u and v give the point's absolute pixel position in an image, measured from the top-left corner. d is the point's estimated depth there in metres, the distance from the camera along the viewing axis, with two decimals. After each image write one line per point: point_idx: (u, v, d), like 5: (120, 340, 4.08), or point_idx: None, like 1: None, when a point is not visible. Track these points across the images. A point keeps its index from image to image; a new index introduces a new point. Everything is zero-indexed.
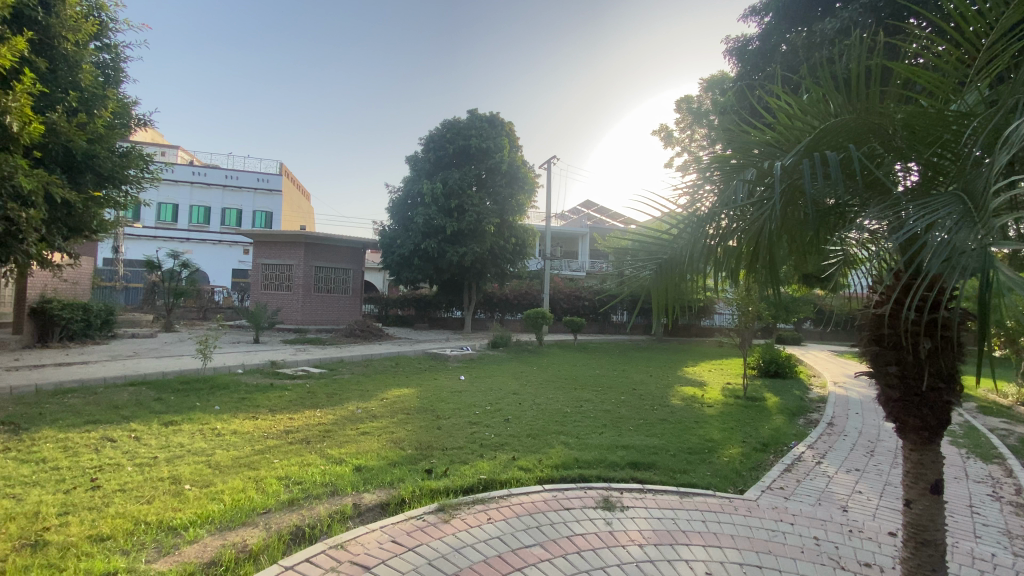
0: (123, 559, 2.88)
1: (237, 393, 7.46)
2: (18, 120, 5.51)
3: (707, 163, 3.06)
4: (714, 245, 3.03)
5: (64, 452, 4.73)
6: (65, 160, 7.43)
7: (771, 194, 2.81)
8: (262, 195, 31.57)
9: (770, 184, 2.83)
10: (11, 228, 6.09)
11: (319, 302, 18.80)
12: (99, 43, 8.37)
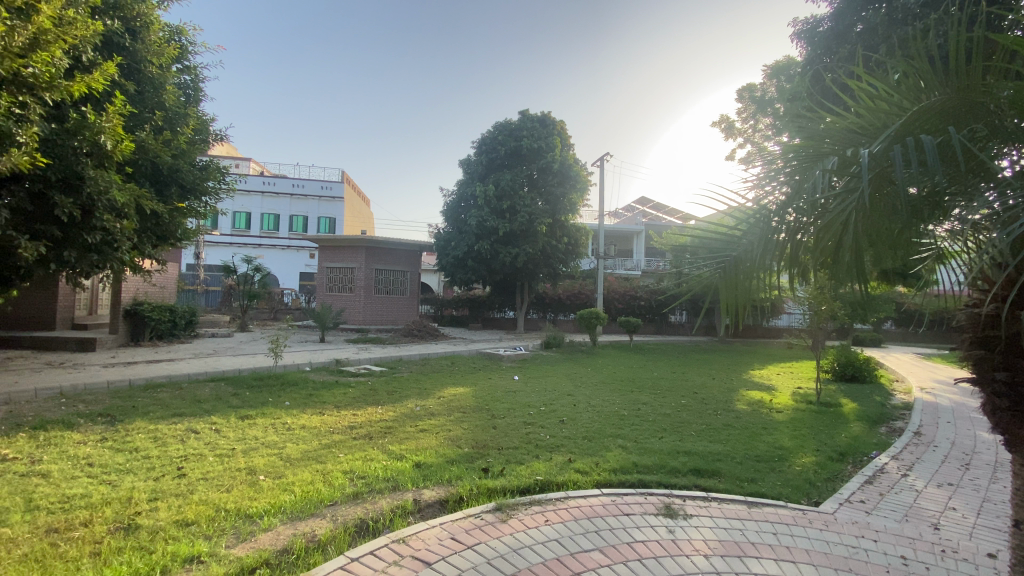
0: (206, 544, 3.09)
1: (305, 389, 7.87)
2: (112, 139, 6.07)
3: (781, 152, 2.86)
4: (785, 241, 2.90)
5: (154, 442, 5.17)
6: (153, 175, 8.13)
7: (857, 183, 2.61)
8: (327, 202, 33.23)
9: (855, 173, 2.62)
10: (107, 238, 6.77)
11: (379, 303, 19.50)
12: (181, 65, 9.10)
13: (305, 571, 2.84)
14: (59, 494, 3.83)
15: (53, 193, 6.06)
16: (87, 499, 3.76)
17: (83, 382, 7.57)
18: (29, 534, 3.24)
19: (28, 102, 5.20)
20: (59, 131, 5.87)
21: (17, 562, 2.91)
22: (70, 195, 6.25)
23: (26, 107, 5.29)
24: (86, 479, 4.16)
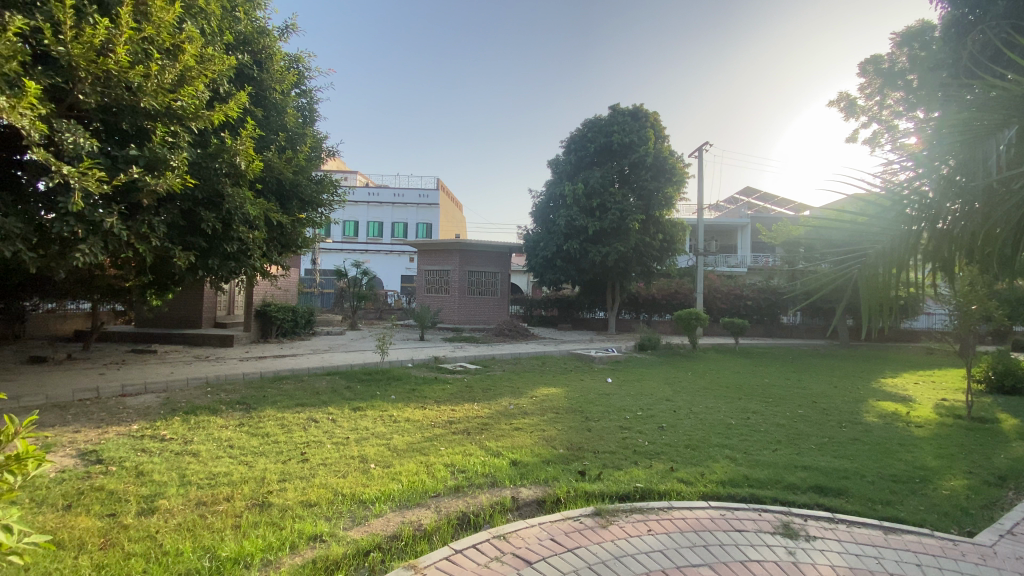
0: (326, 524, 3.38)
1: (408, 384, 8.34)
2: (246, 160, 6.93)
3: (938, 130, 2.62)
4: (921, 232, 2.72)
5: (281, 428, 5.78)
6: (279, 191, 9.11)
7: None
8: (424, 208, 35.10)
9: None
10: (242, 247, 7.76)
11: (472, 303, 20.16)
12: (299, 90, 10.11)
13: (413, 559, 2.99)
14: (207, 471, 4.42)
15: (200, 209, 6.99)
16: (229, 477, 4.29)
17: (225, 374, 8.69)
18: (184, 505, 3.77)
19: (177, 131, 6.15)
20: (203, 156, 6.78)
21: (175, 529, 3.39)
22: (212, 211, 7.18)
23: (174, 134, 6.26)
24: (228, 459, 4.75)
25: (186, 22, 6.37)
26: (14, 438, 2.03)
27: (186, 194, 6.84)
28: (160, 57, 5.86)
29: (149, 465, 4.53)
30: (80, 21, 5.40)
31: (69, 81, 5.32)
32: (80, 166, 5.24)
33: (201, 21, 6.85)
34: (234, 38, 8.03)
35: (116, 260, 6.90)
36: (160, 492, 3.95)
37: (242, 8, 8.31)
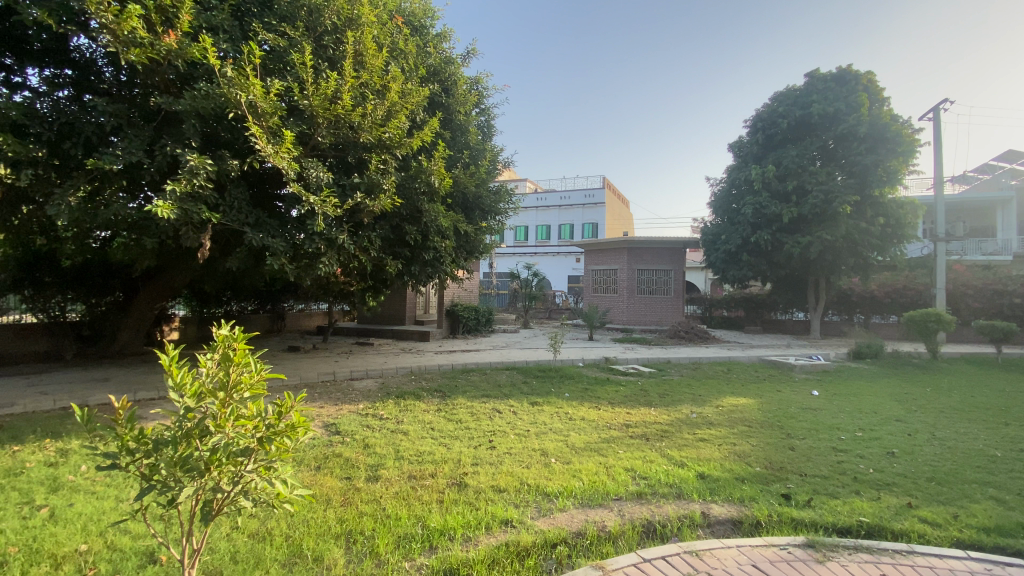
0: (515, 511, 3.60)
1: (582, 383, 8.43)
2: (439, 177, 7.77)
3: None
4: None
5: (471, 416, 6.36)
6: (464, 203, 10.07)
7: None
8: (591, 209, 35.25)
9: None
10: (436, 254, 8.78)
11: (643, 303, 19.53)
12: (479, 109, 11.04)
13: (599, 558, 2.99)
14: (414, 449, 5.10)
15: (404, 224, 8.11)
16: (433, 456, 4.88)
17: (423, 365, 9.94)
18: (399, 476, 4.41)
19: (386, 159, 7.21)
20: (406, 177, 7.85)
21: (393, 497, 3.98)
22: (413, 225, 8.26)
23: (384, 161, 7.36)
24: (430, 440, 5.42)
25: (391, 64, 7.45)
26: (290, 410, 2.60)
27: (394, 211, 8.00)
28: (373, 97, 6.95)
29: (372, 439, 5.43)
30: (317, 78, 6.71)
31: (311, 127, 6.65)
32: (320, 194, 6.53)
33: (401, 62, 7.94)
34: (426, 71, 9.14)
35: (345, 270, 8.42)
36: (381, 463, 4.69)
37: (432, 43, 9.41)
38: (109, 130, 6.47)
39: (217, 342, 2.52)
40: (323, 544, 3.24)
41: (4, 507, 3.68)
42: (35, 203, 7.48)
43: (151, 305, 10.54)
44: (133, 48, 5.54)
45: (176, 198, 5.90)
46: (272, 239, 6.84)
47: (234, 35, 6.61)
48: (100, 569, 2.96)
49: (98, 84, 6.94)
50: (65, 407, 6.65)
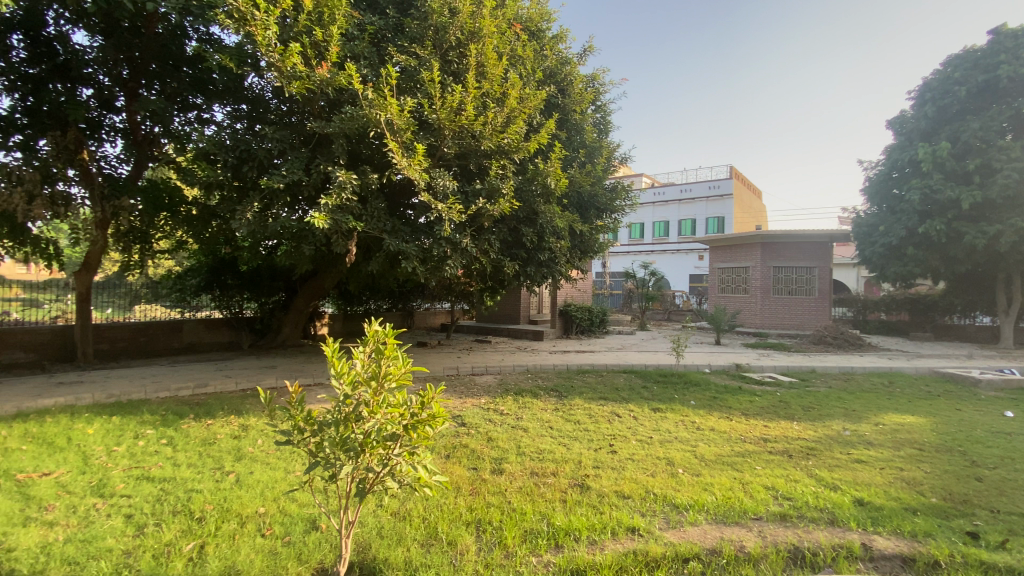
0: (642, 520, 3.50)
1: (708, 391, 7.90)
2: (555, 178, 7.81)
3: None
4: None
5: (590, 418, 6.31)
6: (580, 202, 10.07)
7: None
8: (715, 202, 32.90)
9: None
10: (551, 254, 8.92)
11: (779, 305, 17.75)
12: (595, 106, 10.94)
13: None
14: (535, 447, 5.20)
15: (521, 226, 8.33)
16: (554, 455, 4.94)
17: (540, 364, 10.09)
18: (522, 472, 4.53)
19: (505, 164, 7.46)
20: (524, 181, 8.02)
21: (518, 491, 4.11)
22: (530, 226, 8.44)
23: (503, 166, 7.64)
24: (551, 439, 5.48)
25: (510, 72, 7.68)
26: (430, 401, 2.83)
27: (512, 214, 8.26)
28: (494, 106, 7.23)
29: (495, 433, 5.64)
30: (443, 92, 7.16)
31: (438, 139, 7.13)
32: (446, 202, 6.96)
33: (519, 68, 8.16)
34: (543, 74, 9.28)
35: (466, 271, 8.91)
36: (504, 458, 4.86)
37: (548, 45, 9.52)
38: (275, 154, 7.54)
39: (369, 337, 2.84)
40: (456, 530, 3.45)
41: (205, 470, 4.49)
42: (221, 218, 9.00)
43: (307, 304, 12.11)
44: (295, 81, 6.40)
45: (328, 210, 6.71)
46: (405, 244, 7.46)
47: (372, 60, 7.32)
48: (275, 530, 3.47)
49: (266, 114, 8.11)
50: (244, 389, 7.91)
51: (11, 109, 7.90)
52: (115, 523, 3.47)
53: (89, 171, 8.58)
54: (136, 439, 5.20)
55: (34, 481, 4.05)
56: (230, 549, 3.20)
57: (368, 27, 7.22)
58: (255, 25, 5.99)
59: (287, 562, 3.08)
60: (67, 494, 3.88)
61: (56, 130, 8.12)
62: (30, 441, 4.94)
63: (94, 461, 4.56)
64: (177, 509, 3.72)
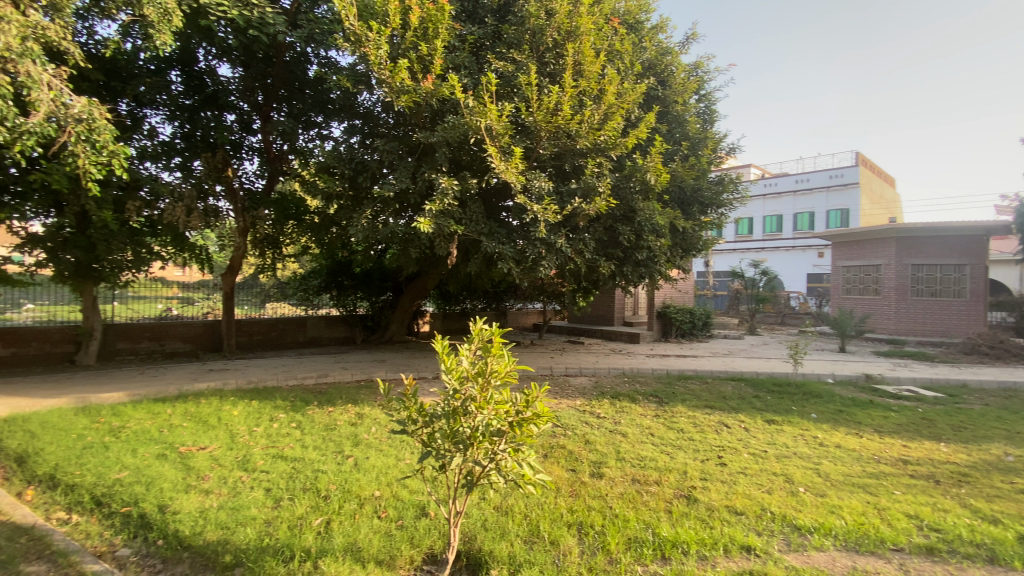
0: (758, 538, 3.27)
1: (832, 404, 7.13)
2: (655, 174, 7.55)
3: None
4: None
5: (695, 427, 5.99)
6: (682, 198, 9.73)
7: None
8: (838, 192, 29.65)
9: None
10: (651, 254, 8.64)
11: (918, 308, 15.52)
12: (699, 95, 10.44)
13: None
14: (635, 453, 5.05)
15: (619, 225, 8.17)
16: (656, 463, 4.76)
17: (637, 368, 9.80)
18: (623, 477, 4.43)
19: (602, 162, 7.36)
20: (621, 178, 7.92)
21: (619, 497, 4.03)
22: (628, 225, 8.25)
23: (600, 165, 7.54)
24: (652, 446, 5.29)
25: (607, 68, 7.56)
26: (535, 399, 2.87)
27: (609, 213, 8.13)
28: (591, 104, 7.16)
29: (593, 436, 5.57)
30: (540, 94, 7.23)
31: (534, 141, 7.23)
32: (543, 203, 7.01)
33: (617, 63, 8.00)
34: (641, 67, 9.03)
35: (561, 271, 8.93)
36: (603, 462, 4.78)
37: (647, 37, 9.28)
38: (385, 165, 8.14)
39: (475, 334, 2.94)
40: (558, 530, 3.47)
41: (328, 453, 4.95)
42: (338, 225, 9.99)
43: (412, 301, 13.08)
44: (403, 94, 6.83)
45: (432, 214, 7.09)
46: (502, 245, 7.65)
47: (471, 69, 7.61)
48: (389, 513, 3.73)
49: (376, 127, 8.76)
50: (358, 380, 8.62)
51: (170, 135, 9.14)
52: (257, 495, 3.95)
53: (233, 187, 9.85)
54: (270, 422, 5.88)
55: (193, 454, 4.73)
56: (351, 527, 3.48)
57: (468, 38, 7.54)
58: (369, 46, 6.52)
59: (401, 544, 3.29)
60: (219, 467, 4.48)
61: (207, 152, 9.40)
62: (191, 418, 5.79)
63: (238, 439, 5.22)
64: (307, 486, 4.15)
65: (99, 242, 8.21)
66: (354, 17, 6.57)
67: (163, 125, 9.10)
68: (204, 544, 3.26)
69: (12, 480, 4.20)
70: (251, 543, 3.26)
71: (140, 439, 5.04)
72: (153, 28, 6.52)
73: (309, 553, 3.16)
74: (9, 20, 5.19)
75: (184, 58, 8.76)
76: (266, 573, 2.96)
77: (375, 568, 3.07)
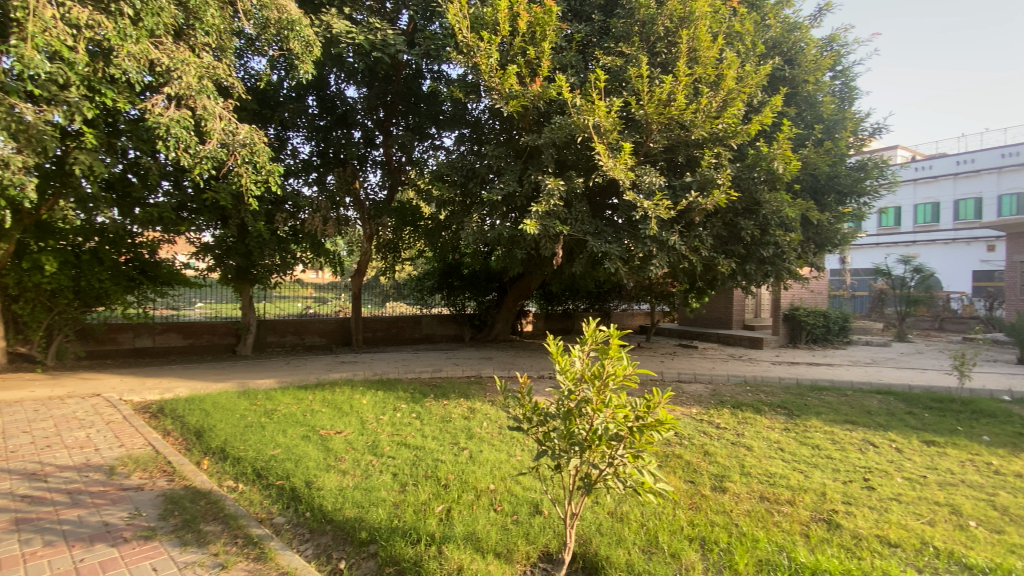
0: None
1: (1015, 426, 5.93)
2: (784, 162, 6.96)
3: None
4: None
5: (834, 444, 5.35)
6: (814, 187, 8.95)
7: None
8: (1011, 172, 24.66)
9: None
10: (778, 251, 7.96)
11: None
12: (834, 72, 9.45)
13: None
14: (763, 468, 4.62)
15: (740, 219, 7.62)
16: (788, 481, 4.32)
17: (761, 375, 9.00)
18: (750, 494, 4.07)
19: (720, 152, 6.93)
20: (743, 168, 7.40)
21: (746, 514, 3.72)
22: (751, 219, 7.66)
23: (718, 155, 7.09)
24: (782, 462, 4.81)
25: (725, 51, 7.08)
26: (657, 405, 2.73)
27: (728, 207, 7.61)
28: (708, 91, 6.74)
29: (712, 447, 5.20)
30: (651, 86, 6.97)
31: (644, 135, 6.98)
32: (654, 199, 6.72)
33: (737, 45, 7.46)
34: (764, 47, 8.37)
35: (674, 270, 8.49)
36: (726, 475, 4.44)
37: (772, 15, 8.58)
38: (493, 170, 8.39)
39: (588, 336, 2.90)
40: (678, 543, 3.29)
41: (446, 444, 5.21)
42: (450, 230, 10.37)
43: (516, 301, 13.34)
44: (512, 100, 6.99)
45: (538, 216, 7.16)
46: (609, 245, 7.46)
47: (578, 68, 7.60)
48: (505, 507, 3.82)
49: (485, 134, 9.09)
50: (469, 376, 8.99)
51: (308, 154, 10.30)
52: (386, 478, 4.28)
53: (359, 198, 10.89)
54: (394, 411, 6.35)
55: (331, 437, 5.27)
56: (470, 517, 3.62)
57: (575, 36, 7.54)
58: (479, 55, 6.76)
59: (517, 539, 3.35)
60: (352, 450, 4.93)
61: (338, 167, 10.42)
62: (328, 405, 6.47)
63: (367, 426, 5.70)
64: (428, 474, 4.40)
65: (255, 249, 9.54)
66: (467, 29, 6.85)
67: (304, 144, 10.26)
68: (344, 519, 3.60)
69: (194, 449, 5.00)
70: (383, 523, 3.53)
71: (288, 421, 5.73)
72: (297, 59, 7.39)
73: (434, 538, 3.34)
74: (190, 64, 6.20)
75: (319, 84, 9.79)
76: (396, 553, 3.19)
77: (494, 560, 3.16)
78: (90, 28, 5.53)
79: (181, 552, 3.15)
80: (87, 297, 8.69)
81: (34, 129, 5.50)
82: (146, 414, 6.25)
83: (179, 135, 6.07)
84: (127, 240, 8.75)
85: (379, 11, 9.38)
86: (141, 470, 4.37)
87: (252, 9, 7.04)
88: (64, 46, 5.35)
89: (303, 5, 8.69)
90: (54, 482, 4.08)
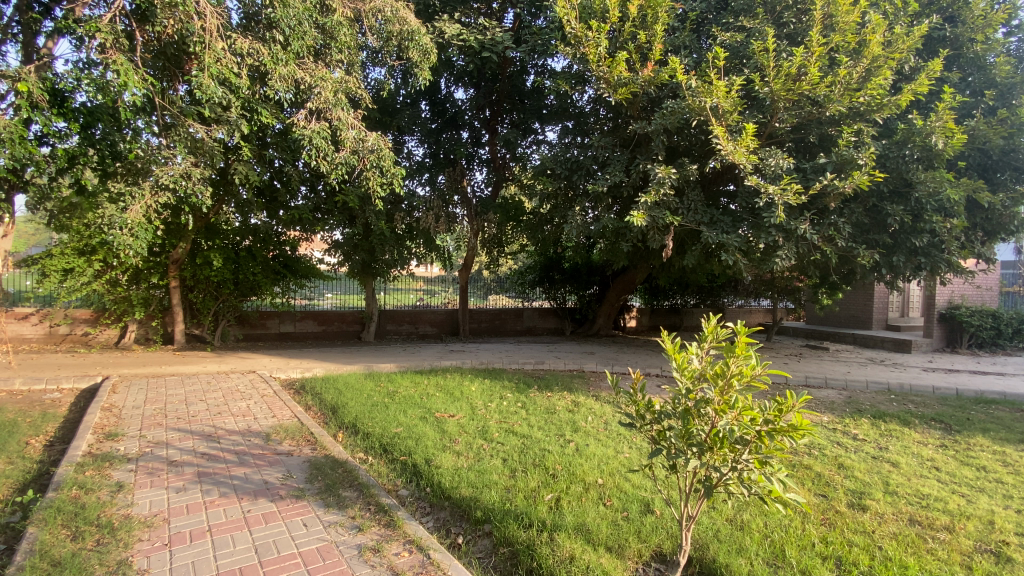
0: None
1: None
2: (945, 136, 6.08)
3: None
4: None
5: (1006, 467, 4.53)
6: (982, 165, 7.67)
7: None
8: None
9: None
10: (934, 240, 6.98)
11: None
12: (1009, 28, 8.02)
13: None
14: (913, 488, 4.04)
15: (884, 204, 6.74)
16: (945, 504, 3.76)
17: (909, 383, 7.87)
18: (896, 515, 3.60)
19: (861, 128, 6.24)
20: (890, 145, 6.52)
21: (892, 537, 3.30)
22: (898, 204, 6.76)
23: (858, 132, 6.40)
24: (937, 482, 4.18)
25: (869, 13, 6.26)
26: (790, 410, 2.48)
27: (869, 191, 6.77)
28: (846, 60, 6.01)
29: (847, 459, 4.65)
30: (777, 60, 6.41)
31: (769, 114, 6.41)
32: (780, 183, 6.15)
33: (883, 6, 6.58)
34: (919, 4, 7.29)
35: (803, 263, 7.71)
36: (866, 492, 3.95)
37: None
38: (597, 161, 8.24)
39: (709, 333, 2.73)
40: (810, 559, 3.02)
41: (551, 435, 5.28)
42: (552, 223, 10.18)
43: (618, 296, 13.10)
44: (621, 87, 6.80)
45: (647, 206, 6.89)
46: (726, 235, 6.94)
47: (692, 48, 7.24)
48: (614, 503, 3.78)
49: (588, 125, 8.97)
50: (571, 370, 9.01)
51: (422, 156, 10.96)
52: (497, 463, 4.45)
53: (466, 196, 11.41)
54: (501, 400, 6.58)
55: (446, 420, 5.60)
56: (580, 508, 3.65)
57: (690, 15, 7.18)
58: (588, 45, 6.64)
59: (629, 536, 3.31)
60: (465, 433, 5.22)
61: (448, 167, 11.01)
62: (441, 390, 6.91)
63: (477, 412, 5.98)
64: (537, 463, 4.49)
65: (377, 245, 10.39)
66: (575, 20, 6.76)
67: (417, 147, 10.91)
68: (460, 497, 3.83)
69: (331, 423, 5.64)
70: (496, 504, 3.70)
71: (407, 403, 6.22)
72: (416, 66, 7.92)
73: (545, 525, 3.42)
74: (327, 80, 6.91)
75: (431, 90, 10.38)
76: (510, 534, 3.33)
77: (605, 553, 3.15)
78: (250, 56, 6.42)
79: (325, 513, 3.57)
80: (243, 288, 10.13)
81: (206, 145, 6.56)
82: (290, 390, 7.15)
83: (319, 144, 6.82)
84: (274, 238, 10.16)
85: (487, 11, 9.72)
86: (290, 438, 5.02)
87: (376, 25, 7.64)
88: (232, 74, 6.25)
89: (418, 14, 9.29)
90: (226, 444, 4.86)
